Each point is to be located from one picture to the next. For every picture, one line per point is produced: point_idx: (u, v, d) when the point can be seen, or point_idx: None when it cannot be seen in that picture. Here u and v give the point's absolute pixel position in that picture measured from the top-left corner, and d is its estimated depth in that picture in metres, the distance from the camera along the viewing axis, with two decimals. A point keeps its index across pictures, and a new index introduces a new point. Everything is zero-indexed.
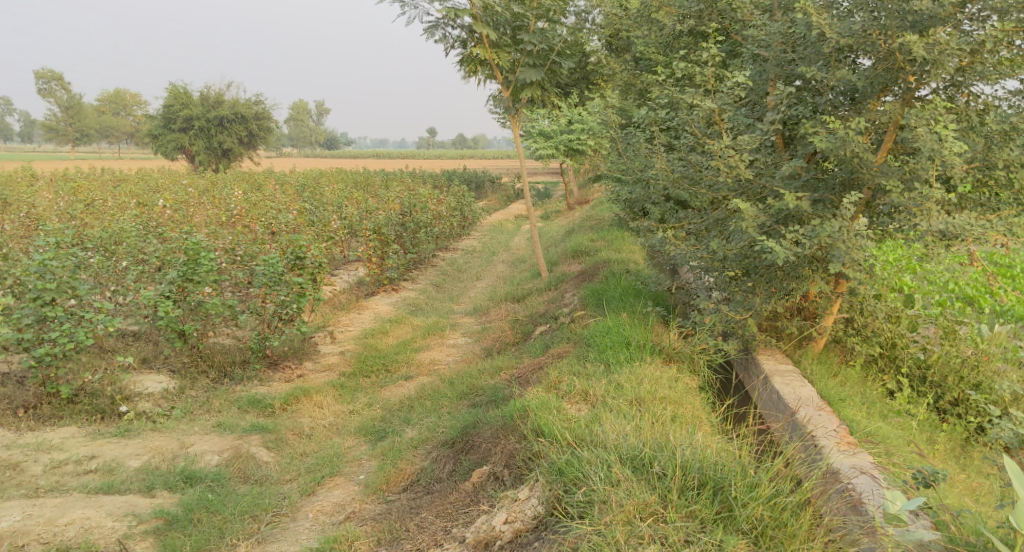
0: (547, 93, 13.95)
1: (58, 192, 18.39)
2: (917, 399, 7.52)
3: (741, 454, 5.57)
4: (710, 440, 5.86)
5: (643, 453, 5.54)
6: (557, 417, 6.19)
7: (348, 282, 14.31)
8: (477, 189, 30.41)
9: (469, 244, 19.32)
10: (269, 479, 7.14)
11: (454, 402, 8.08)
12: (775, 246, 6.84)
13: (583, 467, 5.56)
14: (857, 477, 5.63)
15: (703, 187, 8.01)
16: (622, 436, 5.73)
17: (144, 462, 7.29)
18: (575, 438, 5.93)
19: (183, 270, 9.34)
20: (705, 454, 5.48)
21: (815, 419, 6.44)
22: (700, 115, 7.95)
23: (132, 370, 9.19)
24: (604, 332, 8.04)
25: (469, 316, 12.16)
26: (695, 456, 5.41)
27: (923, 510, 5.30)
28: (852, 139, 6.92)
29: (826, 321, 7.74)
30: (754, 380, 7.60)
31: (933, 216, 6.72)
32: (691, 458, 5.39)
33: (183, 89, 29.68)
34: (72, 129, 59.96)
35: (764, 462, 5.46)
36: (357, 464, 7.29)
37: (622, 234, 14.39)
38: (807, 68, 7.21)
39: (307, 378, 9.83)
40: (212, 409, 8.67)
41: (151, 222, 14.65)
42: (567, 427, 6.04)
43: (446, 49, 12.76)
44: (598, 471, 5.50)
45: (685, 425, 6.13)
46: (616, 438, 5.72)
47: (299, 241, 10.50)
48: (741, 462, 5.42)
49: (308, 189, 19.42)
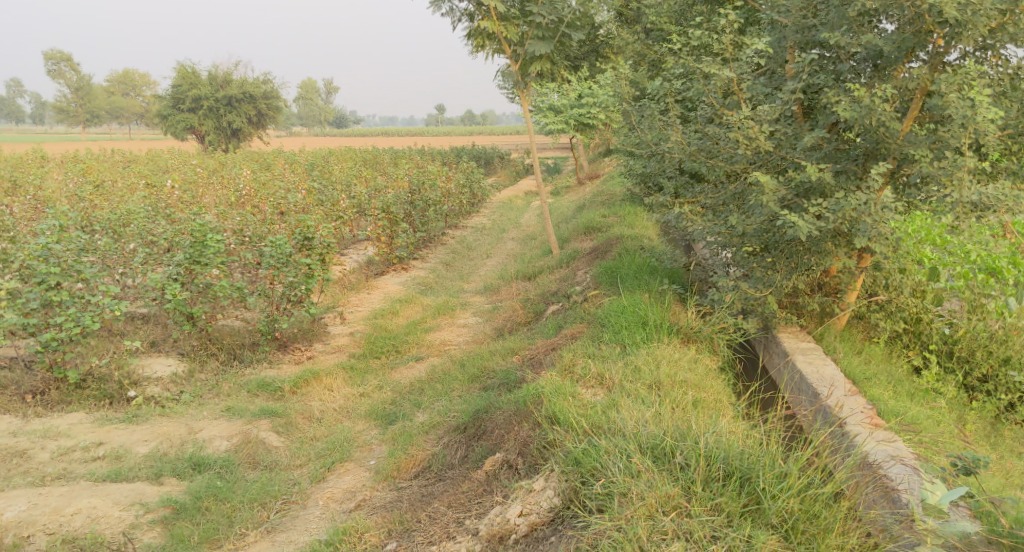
0: (557, 67, 13.65)
1: (66, 174, 18.19)
2: (945, 377, 7.32)
3: (767, 443, 5.37)
4: (733, 425, 5.66)
5: (663, 442, 5.34)
6: (572, 403, 6.00)
7: (358, 262, 14.11)
8: (487, 165, 30.14)
9: (479, 221, 19.08)
10: (280, 465, 6.98)
11: (465, 385, 7.89)
12: (798, 222, 6.60)
13: (600, 457, 5.37)
14: (891, 464, 5.46)
15: (720, 160, 7.75)
16: (641, 423, 5.53)
17: (152, 448, 7.15)
18: (591, 425, 5.74)
19: (191, 252, 9.18)
20: (729, 442, 5.28)
21: (842, 402, 6.23)
22: (718, 85, 7.69)
23: (140, 354, 9.04)
24: (619, 312, 7.82)
25: (480, 295, 11.97)
26: (720, 445, 5.22)
27: (962, 501, 5.14)
28: (877, 107, 6.65)
29: (849, 297, 7.50)
30: (776, 360, 7.40)
31: (964, 187, 6.46)
32: (716, 447, 5.20)
33: (192, 69, 29.38)
34: (82, 111, 59.80)
35: (793, 452, 5.25)
36: (368, 449, 7.13)
37: (634, 209, 14.16)
38: (830, 34, 6.93)
39: (317, 360, 9.68)
40: (221, 393, 8.53)
41: (159, 203, 14.46)
42: (583, 413, 5.85)
43: (453, 22, 12.49)
44: (617, 461, 5.31)
45: (706, 411, 5.94)
46: (634, 425, 5.53)
47: (306, 221, 10.30)
48: (768, 451, 5.22)
49: (317, 168, 19.19)
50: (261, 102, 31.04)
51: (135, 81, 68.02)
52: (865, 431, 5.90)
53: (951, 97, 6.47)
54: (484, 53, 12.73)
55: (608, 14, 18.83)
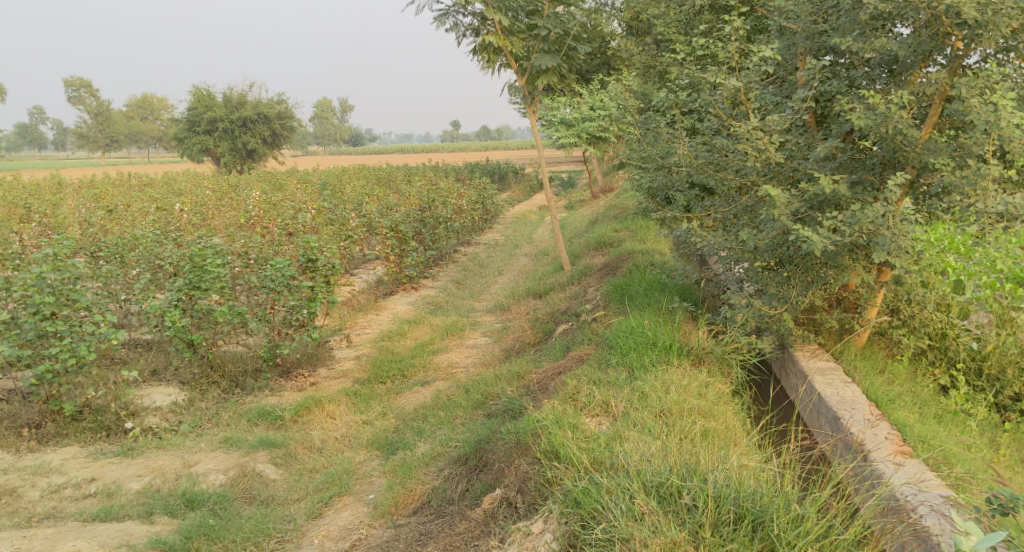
0: (565, 80, 13.42)
1: (80, 199, 18.16)
2: (975, 396, 6.99)
3: (782, 481, 5.06)
4: (746, 459, 5.35)
5: (669, 481, 5.03)
6: (573, 436, 5.72)
7: (368, 282, 13.87)
8: (501, 180, 29.94)
9: (492, 237, 18.82)
10: (276, 500, 6.74)
11: (469, 412, 7.60)
12: (812, 236, 6.32)
13: (602, 497, 5.08)
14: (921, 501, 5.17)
15: (729, 172, 7.47)
16: (646, 459, 5.24)
17: (145, 484, 6.90)
18: (593, 460, 5.46)
19: (190, 277, 8.93)
20: (740, 480, 4.98)
21: (864, 428, 5.93)
22: (724, 94, 7.42)
23: (139, 383, 8.80)
24: (627, 333, 7.50)
25: (490, 314, 11.67)
26: (730, 484, 4.92)
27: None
28: (893, 114, 6.36)
29: (870, 313, 7.20)
30: (793, 380, 7.09)
31: (989, 196, 6.16)
32: (726, 487, 4.90)
33: (207, 92, 29.48)
34: (103, 136, 60.39)
35: (810, 492, 4.96)
36: (368, 482, 6.86)
37: (646, 223, 13.86)
38: (841, 39, 6.67)
39: (320, 386, 9.39)
40: (220, 423, 8.26)
41: (169, 226, 14.31)
42: (584, 447, 5.57)
43: (457, 38, 12.27)
44: (619, 501, 5.01)
45: (717, 443, 5.64)
46: (639, 461, 5.24)
47: (310, 242, 10.04)
48: (782, 492, 4.92)
49: (329, 187, 19.03)
50: (276, 123, 31.02)
51: (154, 105, 68.73)
52: (889, 461, 5.61)
53: (972, 101, 6.18)
54: (490, 68, 12.47)
55: (618, 26, 18.59)
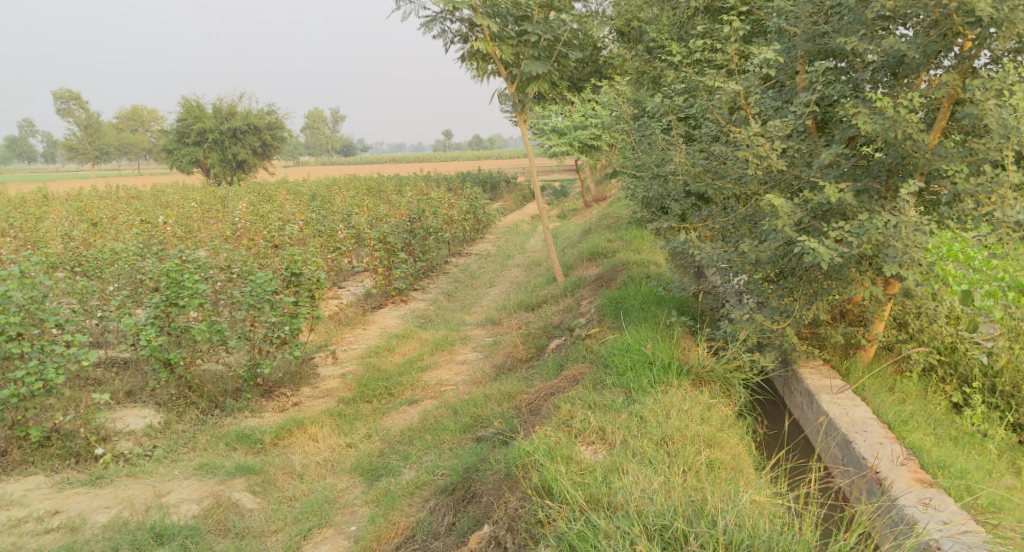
0: (557, 88, 13.08)
1: (63, 212, 17.73)
2: (989, 415, 6.68)
3: (801, 528, 4.83)
4: (755, 496, 5.08)
5: (675, 525, 4.77)
6: (567, 470, 5.39)
7: (355, 295, 13.47)
8: (493, 190, 29.58)
9: (484, 248, 18.43)
10: (252, 532, 6.36)
11: (456, 436, 7.22)
12: (819, 249, 6.01)
13: (599, 542, 4.78)
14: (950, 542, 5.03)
15: (728, 180, 7.15)
16: (647, 497, 4.97)
17: (112, 516, 6.51)
18: (589, 498, 5.15)
19: (167, 294, 8.51)
20: (753, 524, 4.74)
21: (879, 455, 5.74)
22: (723, 99, 7.08)
23: (112, 406, 8.37)
24: (623, 350, 7.13)
25: (481, 328, 11.29)
26: (744, 531, 4.68)
27: None
28: (902, 118, 6.06)
29: (877, 327, 6.88)
30: (798, 400, 6.78)
31: (1008, 204, 5.88)
32: (740, 535, 4.66)
33: (196, 102, 29.06)
34: (92, 147, 59.84)
35: (835, 543, 4.72)
36: (350, 512, 6.49)
37: (640, 232, 13.52)
38: (845, 40, 6.35)
39: (303, 407, 8.96)
40: (197, 447, 7.83)
41: (151, 238, 13.88)
42: (579, 483, 5.25)
43: (445, 44, 11.89)
44: (619, 547, 4.74)
45: (722, 477, 5.35)
46: (640, 501, 4.94)
47: (293, 255, 9.63)
48: (802, 539, 4.69)
49: (318, 198, 18.61)
50: (266, 133, 30.59)
51: (144, 117, 68.23)
52: (908, 490, 5.44)
53: (988, 104, 5.89)
54: (479, 75, 12.11)
55: (609, 32, 18.29)
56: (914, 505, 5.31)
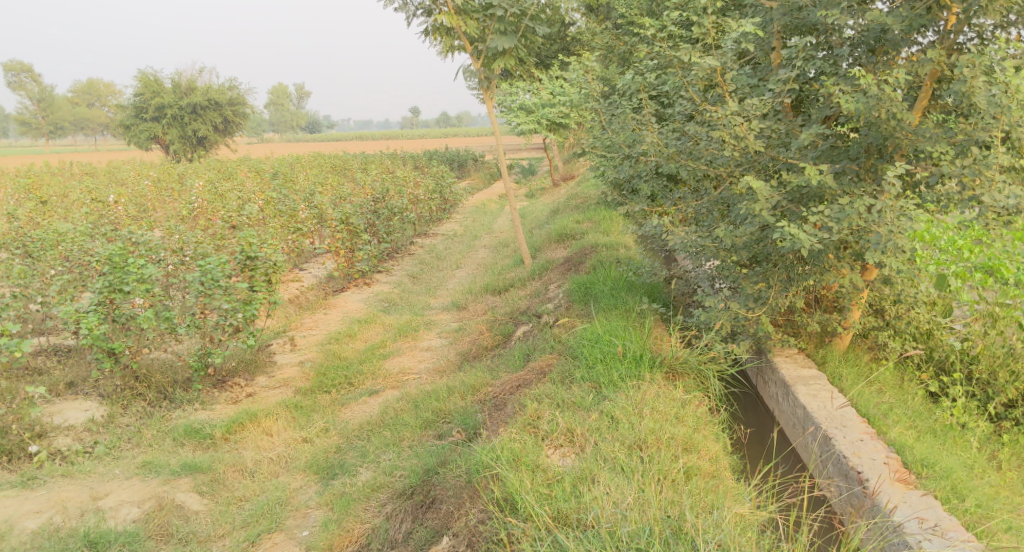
0: (524, 64, 12.62)
1: (10, 188, 16.92)
2: (967, 404, 6.44)
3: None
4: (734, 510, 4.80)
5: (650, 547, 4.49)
6: (533, 482, 5.08)
7: (317, 278, 12.98)
8: (460, 168, 29.11)
9: (450, 228, 17.99)
10: (197, 537, 5.96)
11: (417, 433, 6.85)
12: (800, 235, 5.69)
13: None
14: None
15: (702, 162, 6.81)
16: (620, 513, 4.68)
17: (44, 521, 6.08)
18: (556, 515, 4.85)
19: (110, 279, 7.93)
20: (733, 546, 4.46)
21: (861, 454, 5.52)
22: (698, 76, 6.72)
23: (51, 399, 7.86)
24: (593, 340, 6.80)
25: (446, 312, 10.89)
26: None
27: None
28: (886, 97, 5.75)
29: (853, 314, 6.61)
30: (774, 391, 6.53)
31: (995, 186, 5.62)
32: None
33: (154, 77, 28.08)
34: (46, 123, 58.11)
35: None
36: (302, 515, 6.12)
37: (610, 214, 13.19)
38: (826, 13, 6.00)
39: (257, 397, 8.51)
40: (142, 443, 7.34)
41: (102, 219, 13.24)
42: (545, 496, 4.96)
43: (408, 18, 11.36)
44: None
45: (699, 488, 5.07)
46: (610, 519, 4.66)
47: (248, 238, 9.11)
48: None
49: (279, 176, 17.99)
50: (228, 109, 29.69)
51: (102, 92, 65.95)
52: (891, 491, 5.26)
53: (976, 81, 5.60)
54: (443, 50, 11.61)
55: (577, 8, 17.81)
56: (903, 512, 5.11)
